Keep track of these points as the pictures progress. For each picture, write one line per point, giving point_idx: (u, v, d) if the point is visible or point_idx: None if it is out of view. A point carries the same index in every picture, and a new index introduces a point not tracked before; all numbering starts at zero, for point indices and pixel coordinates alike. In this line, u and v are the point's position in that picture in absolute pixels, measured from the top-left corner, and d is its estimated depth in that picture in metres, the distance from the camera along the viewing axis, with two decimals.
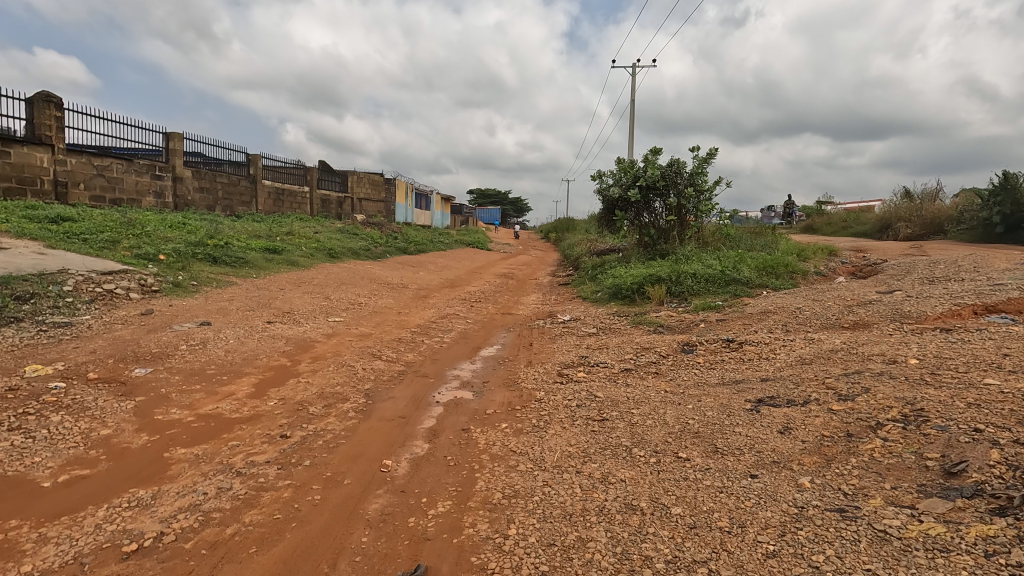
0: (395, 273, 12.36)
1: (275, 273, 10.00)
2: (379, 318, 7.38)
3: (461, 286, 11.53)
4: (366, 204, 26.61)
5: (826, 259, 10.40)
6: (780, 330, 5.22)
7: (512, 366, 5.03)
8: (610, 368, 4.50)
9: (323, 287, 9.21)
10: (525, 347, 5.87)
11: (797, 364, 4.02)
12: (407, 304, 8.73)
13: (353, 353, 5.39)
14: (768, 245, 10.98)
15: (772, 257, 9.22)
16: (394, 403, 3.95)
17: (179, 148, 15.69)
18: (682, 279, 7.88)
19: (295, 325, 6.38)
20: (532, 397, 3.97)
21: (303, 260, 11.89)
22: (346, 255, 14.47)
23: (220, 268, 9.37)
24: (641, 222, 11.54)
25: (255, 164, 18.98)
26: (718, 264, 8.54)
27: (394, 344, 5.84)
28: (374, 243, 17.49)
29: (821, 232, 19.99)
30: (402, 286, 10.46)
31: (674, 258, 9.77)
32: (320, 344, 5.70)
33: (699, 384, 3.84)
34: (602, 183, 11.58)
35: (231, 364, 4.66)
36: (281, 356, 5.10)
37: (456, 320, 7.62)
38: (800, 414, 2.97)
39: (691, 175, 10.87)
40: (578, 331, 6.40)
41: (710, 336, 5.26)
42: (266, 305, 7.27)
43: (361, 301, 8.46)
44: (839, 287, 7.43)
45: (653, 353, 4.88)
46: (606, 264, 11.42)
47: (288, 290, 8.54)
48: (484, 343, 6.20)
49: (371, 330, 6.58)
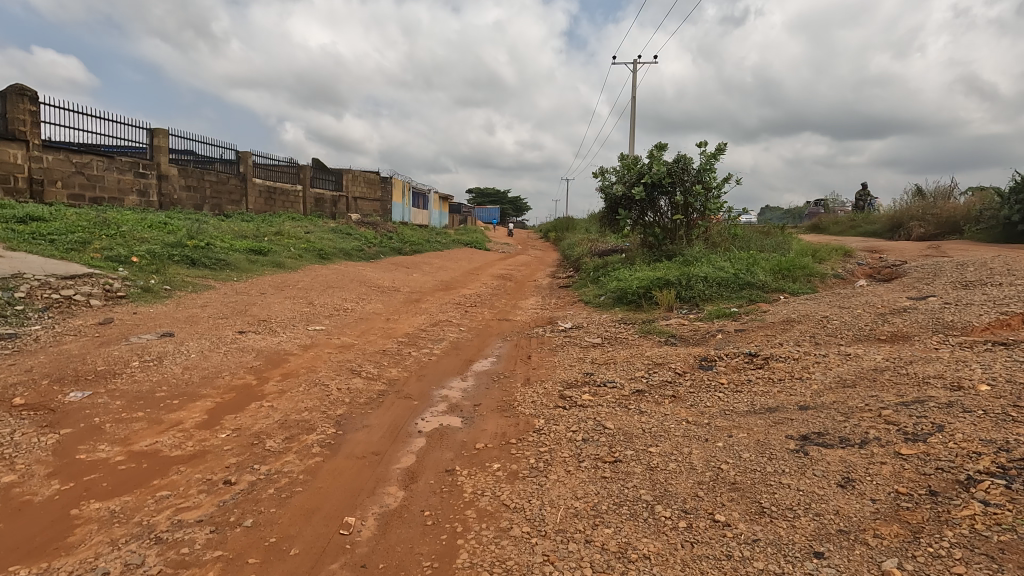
0: (387, 275, 11.79)
1: (258, 276, 9.41)
2: (365, 326, 6.80)
3: (456, 289, 10.94)
4: (361, 203, 26.02)
5: (842, 260, 9.84)
6: (809, 343, 4.64)
7: (507, 385, 4.46)
8: (620, 390, 3.92)
9: (308, 291, 8.63)
10: (523, 361, 5.29)
11: (840, 388, 3.44)
12: (397, 310, 8.15)
13: (330, 369, 4.81)
14: (780, 245, 10.42)
15: (787, 259, 8.66)
16: (368, 435, 3.37)
17: (165, 145, 15.09)
18: (692, 282, 7.31)
19: (270, 335, 5.79)
20: (530, 427, 3.39)
21: (291, 262, 11.31)
22: (338, 256, 13.89)
23: (198, 271, 8.79)
24: (646, 222, 10.97)
25: (245, 162, 18.38)
26: (731, 266, 7.98)
27: (377, 357, 5.26)
28: (367, 243, 16.91)
29: (828, 231, 19.43)
30: (393, 290, 9.89)
31: (682, 259, 9.21)
32: (294, 358, 5.12)
33: (727, 413, 3.26)
34: (604, 181, 11.00)
35: (185, 385, 4.07)
36: (246, 373, 4.52)
37: (448, 327, 7.04)
38: (862, 462, 2.39)
39: (699, 171, 10.29)
40: (581, 341, 5.82)
41: (730, 350, 4.69)
42: (242, 312, 6.69)
43: (348, 307, 7.88)
44: (863, 292, 6.87)
45: (667, 370, 4.31)
46: (609, 266, 10.86)
47: (269, 295, 7.96)
48: (478, 355, 5.62)
49: (354, 340, 6.00)
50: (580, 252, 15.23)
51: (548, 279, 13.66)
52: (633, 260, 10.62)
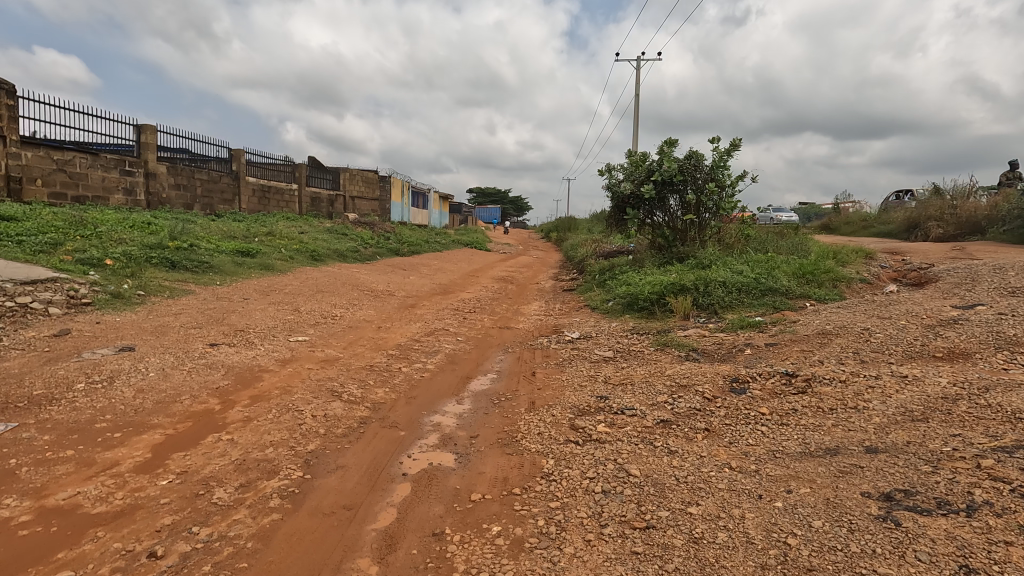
0: (382, 278, 11.22)
1: (243, 279, 8.84)
2: (353, 337, 6.21)
3: (454, 293, 10.36)
4: (359, 202, 25.45)
5: (864, 262, 9.26)
6: (854, 362, 4.07)
7: (509, 410, 3.88)
8: (641, 421, 3.34)
9: (295, 296, 8.06)
10: (527, 379, 4.70)
11: (912, 424, 2.85)
12: (391, 317, 7.56)
13: (307, 390, 4.21)
14: (798, 247, 9.84)
15: (809, 262, 8.07)
16: (343, 481, 2.79)
17: (153, 142, 14.52)
18: (710, 288, 6.74)
19: (245, 348, 5.20)
20: (537, 471, 2.81)
21: (281, 264, 10.73)
22: (332, 258, 13.32)
23: (178, 274, 8.22)
24: (655, 222, 10.39)
25: (238, 160, 17.80)
26: (750, 270, 7.42)
27: (362, 375, 4.66)
28: (364, 244, 16.34)
29: (839, 232, 18.85)
30: (387, 294, 9.33)
31: (695, 261, 8.65)
32: (269, 376, 4.54)
33: (777, 456, 2.68)
34: (611, 178, 10.43)
35: (133, 413, 3.48)
36: (209, 396, 3.93)
37: (445, 337, 6.45)
38: (979, 541, 1.80)
39: (712, 168, 9.71)
40: (591, 356, 5.22)
41: (763, 369, 4.11)
42: (219, 321, 6.11)
43: (336, 314, 7.29)
44: (897, 298, 6.29)
45: (693, 394, 3.72)
46: (616, 269, 10.28)
47: (252, 302, 7.38)
48: (476, 371, 5.03)
49: (339, 353, 5.42)
50: (584, 253, 14.65)
51: (551, 282, 13.09)
52: (642, 262, 10.04)
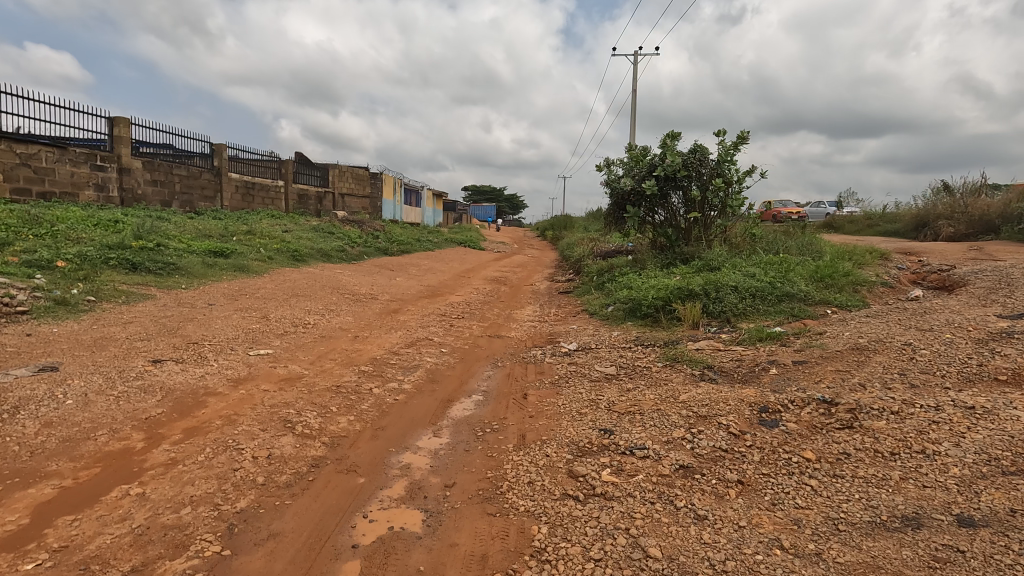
0: (367, 279, 10.55)
1: (212, 282, 8.16)
2: (324, 349, 5.54)
3: (443, 296, 9.70)
4: (349, 200, 24.73)
5: (881, 263, 8.64)
6: (904, 387, 3.43)
7: (494, 446, 3.23)
8: (656, 467, 2.70)
9: (266, 301, 7.38)
10: (516, 403, 4.04)
11: (1008, 482, 2.21)
12: (370, 324, 6.89)
13: (254, 420, 3.54)
14: (808, 248, 9.23)
15: (825, 263, 7.45)
16: (272, 559, 2.14)
17: (127, 135, 13.78)
18: (721, 293, 6.11)
19: (194, 365, 4.52)
20: (526, 545, 2.16)
21: (257, 265, 10.04)
22: (315, 258, 12.63)
23: (139, 277, 7.54)
24: (657, 220, 9.76)
25: (219, 155, 17.06)
26: (762, 273, 6.80)
27: (324, 399, 3.99)
28: (351, 243, 15.65)
29: (843, 231, 18.30)
30: (370, 298, 8.66)
31: (700, 263, 8.04)
32: (215, 401, 3.87)
33: (841, 529, 2.03)
34: (610, 174, 9.80)
35: (27, 458, 2.81)
36: (133, 431, 3.26)
37: (427, 348, 5.79)
38: None
39: (718, 162, 9.07)
40: (590, 373, 4.58)
41: (796, 396, 3.47)
42: (171, 331, 5.42)
43: (310, 322, 6.61)
44: (928, 305, 5.67)
45: (716, 429, 3.08)
46: (615, 270, 9.65)
47: (216, 308, 6.69)
48: (459, 392, 4.38)
49: (303, 371, 4.74)
50: (581, 253, 14.00)
51: (547, 283, 12.44)
52: (643, 263, 9.42)
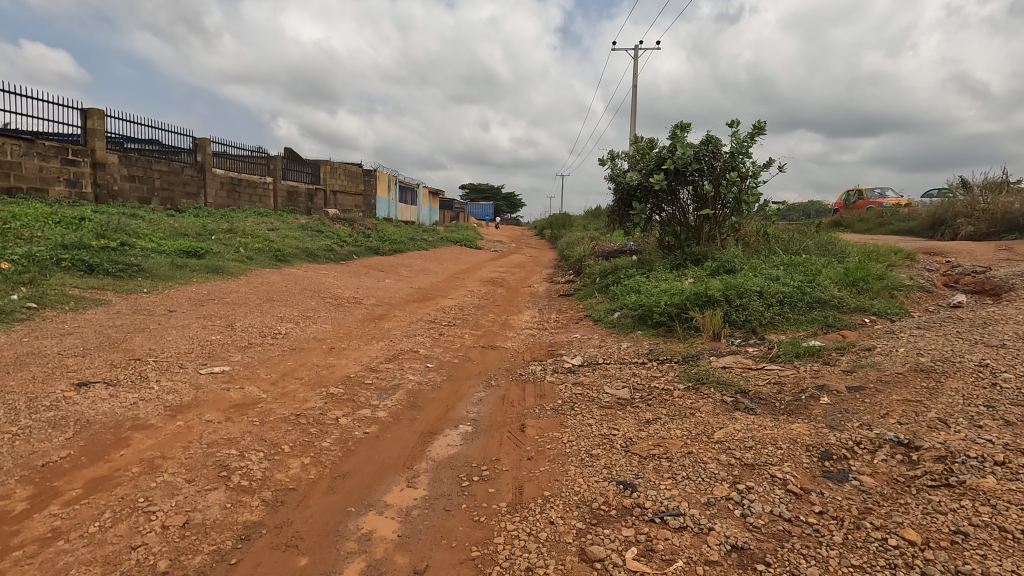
0: (352, 282, 9.83)
1: (180, 285, 7.44)
2: (292, 365, 4.81)
3: (434, 300, 8.98)
4: (341, 197, 23.97)
5: (909, 264, 7.93)
6: (1001, 427, 2.71)
7: (483, 506, 2.52)
8: (699, 549, 2.01)
9: (237, 307, 6.66)
10: (512, 438, 3.32)
11: None
12: (349, 334, 6.16)
13: (181, 466, 2.81)
14: (828, 247, 8.53)
15: (853, 265, 6.74)
16: None
17: (101, 129, 13.00)
18: (744, 299, 5.40)
19: (127, 389, 3.79)
20: None
21: (233, 266, 9.30)
22: (299, 258, 11.90)
23: (95, 280, 6.82)
24: (665, 217, 9.06)
25: (203, 150, 16.28)
26: (787, 276, 6.09)
27: (276, 435, 3.26)
28: (340, 242, 14.92)
29: (852, 229, 17.65)
30: (354, 302, 7.94)
31: (715, 263, 7.33)
32: (141, 438, 3.15)
33: None
34: (613, 168, 9.11)
35: None
36: (18, 486, 2.53)
37: (410, 363, 5.06)
38: None
39: (731, 155, 8.35)
40: (599, 398, 3.86)
41: (863, 438, 2.75)
42: (112, 344, 4.68)
43: (281, 332, 5.88)
44: (982, 313, 4.98)
45: (771, 486, 2.38)
46: (619, 272, 8.95)
47: (175, 316, 5.94)
48: (442, 422, 3.65)
49: (260, 394, 4.01)
50: (581, 252, 13.28)
51: (546, 285, 11.72)
52: (650, 264, 8.71)
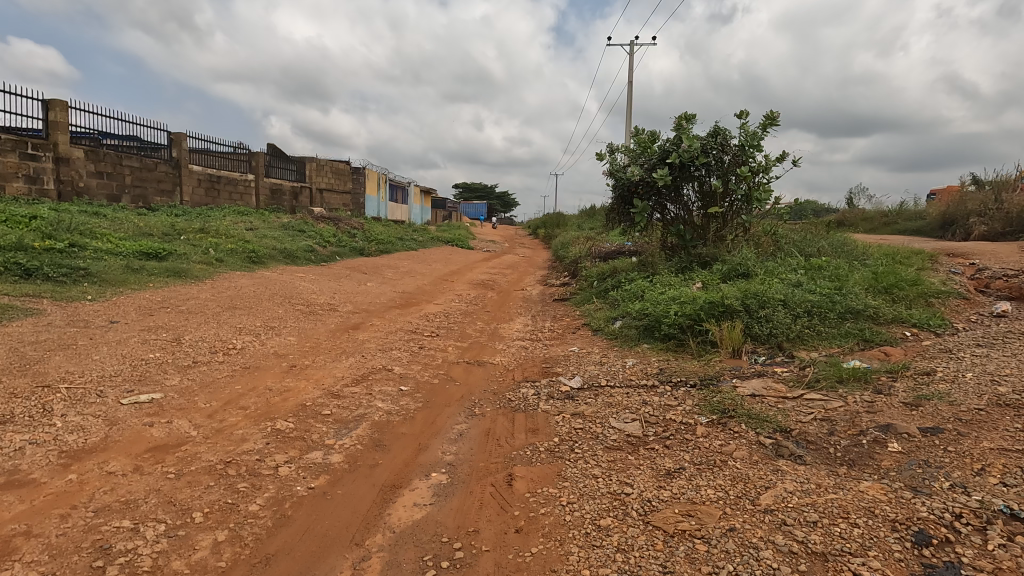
0: (330, 286, 9.10)
1: (131, 291, 6.69)
2: (240, 390, 4.07)
3: (417, 306, 8.25)
4: (327, 196, 23.16)
5: (936, 267, 7.27)
6: None
7: None
8: None
9: (191, 317, 5.92)
10: (496, 495, 2.60)
11: None
12: (316, 349, 5.42)
13: (42, 552, 2.07)
14: (845, 248, 7.86)
15: (881, 268, 6.05)
16: None
17: (65, 121, 12.16)
18: (766, 309, 4.72)
19: (16, 430, 3.04)
20: None
21: (199, 268, 8.53)
22: (276, 259, 11.12)
23: (32, 286, 6.06)
24: (668, 216, 8.37)
25: (178, 145, 15.43)
26: (809, 281, 5.41)
27: (190, 495, 2.52)
28: (324, 243, 14.16)
29: (857, 229, 17.09)
30: (329, 310, 7.21)
31: (726, 266, 6.64)
32: (8, 503, 2.40)
33: None
34: (612, 163, 8.42)
35: None
36: None
37: (381, 387, 4.31)
38: None
39: (741, 147, 7.66)
40: (605, 436, 3.17)
41: (963, 510, 2.04)
42: (21, 367, 3.92)
43: (235, 347, 5.12)
44: None
45: None
46: (619, 275, 8.26)
47: (114, 329, 5.17)
48: (410, 469, 2.94)
49: (188, 432, 3.26)
50: (577, 253, 12.58)
51: (540, 288, 11.02)
52: (652, 266, 8.02)
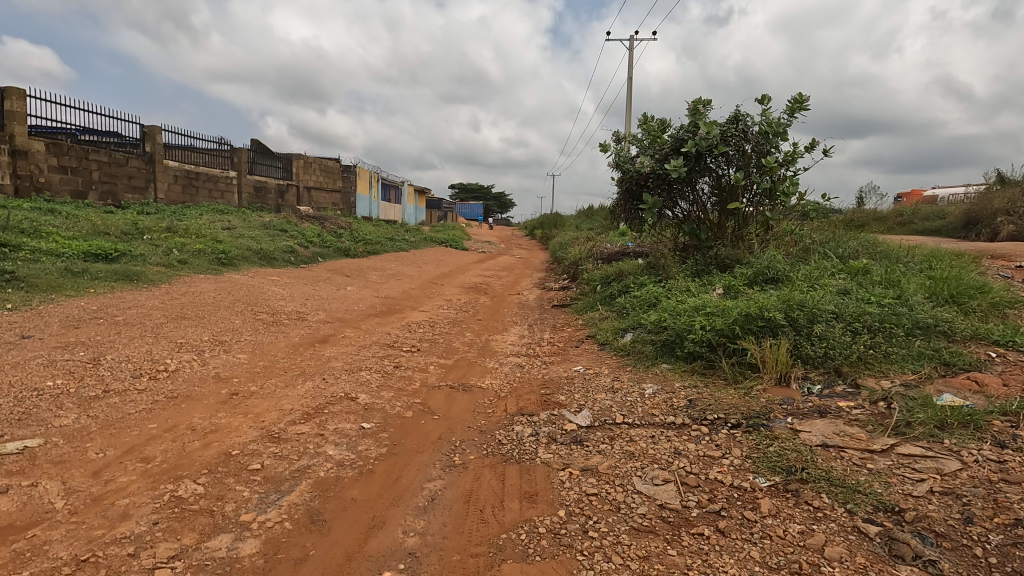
0: (305, 291, 8.17)
1: (63, 299, 5.76)
2: (152, 433, 3.13)
3: (400, 314, 7.33)
4: (315, 194, 22.23)
5: (987, 269, 6.37)
6: None
7: None
8: None
9: (123, 329, 4.98)
10: None
11: None
12: (269, 370, 4.49)
13: None
14: (882, 249, 6.97)
15: (937, 271, 5.16)
16: None
17: (22, 111, 11.23)
18: (815, 323, 3.85)
19: None
20: None
21: (154, 271, 7.60)
22: (250, 260, 10.21)
23: None
24: (680, 213, 7.49)
25: (152, 139, 14.45)
26: (859, 288, 4.53)
27: None
28: (306, 243, 13.23)
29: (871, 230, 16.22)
30: (297, 320, 6.28)
31: (751, 268, 5.78)
32: None
33: None
34: (619, 154, 7.54)
35: None
36: None
37: (338, 425, 3.39)
38: None
39: (765, 134, 6.77)
40: (632, 513, 2.28)
41: None
42: None
43: (167, 369, 4.18)
44: None
45: None
46: (626, 279, 7.39)
47: (20, 347, 4.25)
48: (355, 567, 2.05)
49: (50, 505, 2.34)
50: (576, 254, 11.68)
51: (538, 292, 10.12)
52: (664, 269, 7.14)
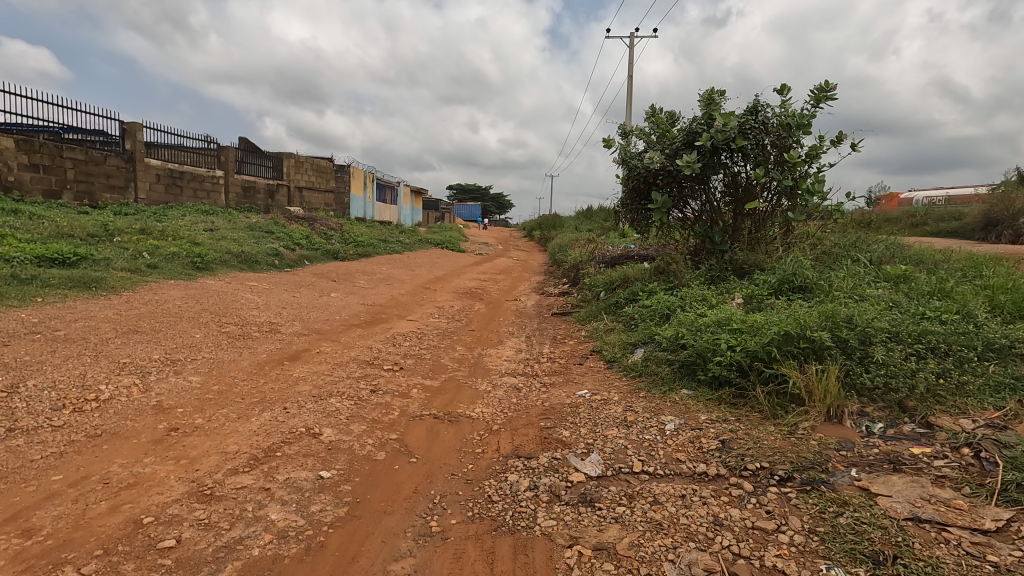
0: (284, 297, 7.53)
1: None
2: (50, 489, 2.49)
3: (386, 324, 6.70)
4: (307, 194, 21.59)
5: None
6: None
7: None
8: None
9: (59, 347, 4.33)
10: None
11: None
12: (223, 396, 3.85)
13: None
14: (913, 253, 6.35)
15: (989, 280, 4.55)
16: None
17: None
18: (867, 345, 3.23)
19: None
20: None
21: (117, 277, 6.95)
22: (230, 264, 9.57)
23: None
24: (691, 213, 6.87)
25: (132, 136, 13.73)
26: (909, 301, 3.91)
27: None
28: (293, 245, 12.59)
29: None
30: (268, 332, 5.64)
31: (775, 275, 5.15)
32: None
33: None
34: (626, 149, 6.91)
35: None
36: None
37: (290, 474, 2.74)
38: None
39: (787, 127, 6.14)
40: None
41: None
42: None
43: (98, 398, 3.53)
44: None
45: None
46: (633, 285, 6.77)
47: None
48: None
49: None
50: (578, 256, 11.05)
51: (537, 298, 9.50)
52: (674, 274, 6.53)
